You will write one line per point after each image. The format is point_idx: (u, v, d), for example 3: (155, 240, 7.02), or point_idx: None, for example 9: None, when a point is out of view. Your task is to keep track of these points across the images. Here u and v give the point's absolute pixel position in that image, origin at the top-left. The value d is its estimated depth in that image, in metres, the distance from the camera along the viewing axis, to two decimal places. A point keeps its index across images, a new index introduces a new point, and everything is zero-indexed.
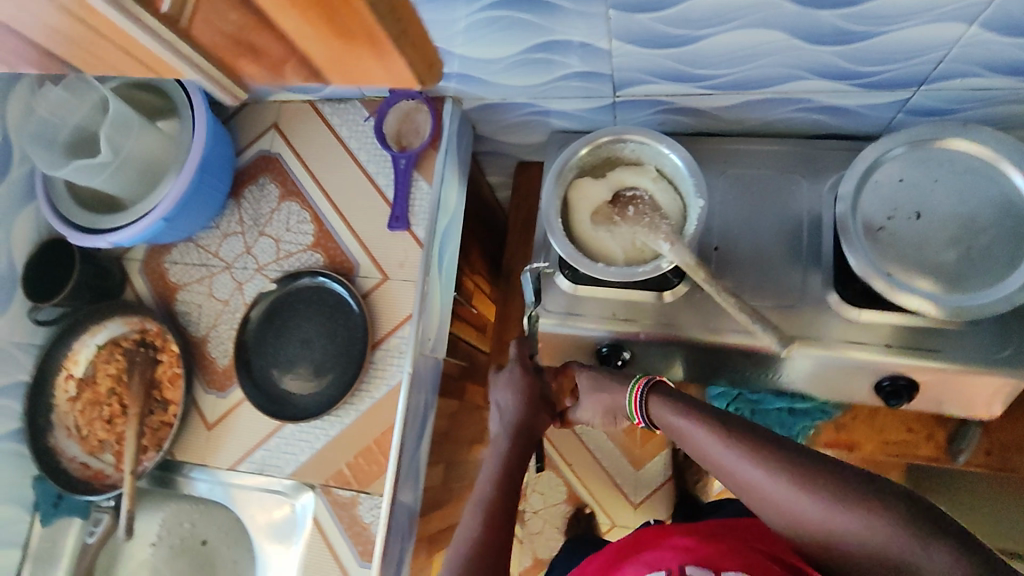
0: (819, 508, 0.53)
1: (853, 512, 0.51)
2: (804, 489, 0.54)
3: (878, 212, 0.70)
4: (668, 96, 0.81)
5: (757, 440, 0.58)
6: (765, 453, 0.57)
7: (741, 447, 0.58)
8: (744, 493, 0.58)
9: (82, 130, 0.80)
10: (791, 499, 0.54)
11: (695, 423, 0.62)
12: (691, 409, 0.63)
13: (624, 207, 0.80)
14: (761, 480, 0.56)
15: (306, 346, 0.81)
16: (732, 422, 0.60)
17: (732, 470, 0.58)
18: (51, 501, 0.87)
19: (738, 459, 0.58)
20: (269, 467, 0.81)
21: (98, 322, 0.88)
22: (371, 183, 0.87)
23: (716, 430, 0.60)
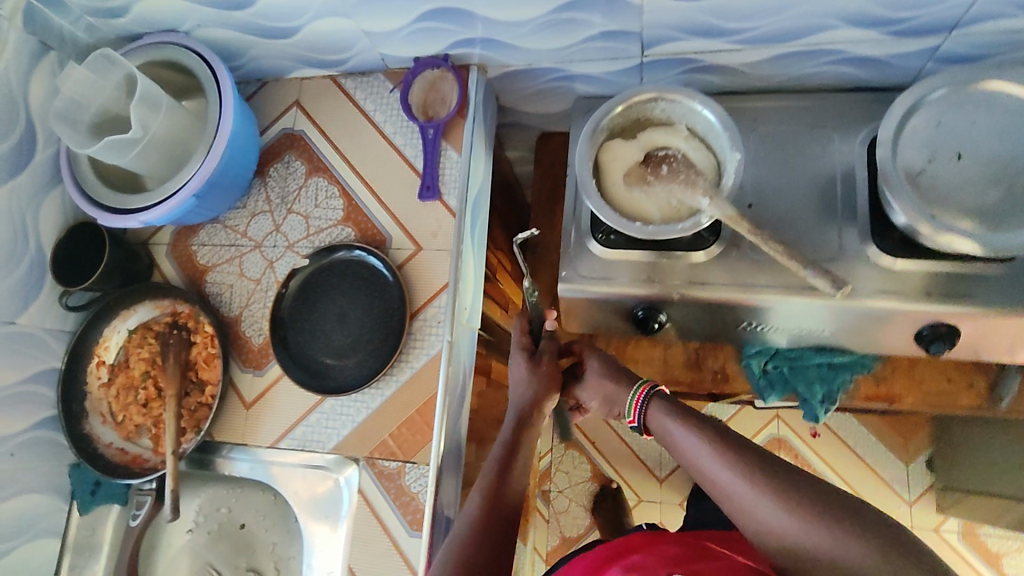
0: (805, 529, 0.58)
1: (838, 537, 0.56)
2: (791, 509, 0.59)
3: (918, 156, 0.69)
4: (698, 53, 0.80)
5: (753, 459, 0.63)
6: (759, 472, 0.62)
7: (737, 464, 0.63)
8: (735, 510, 0.63)
9: (106, 110, 0.79)
10: (779, 519, 0.59)
11: (695, 437, 0.67)
12: (694, 424, 0.68)
13: (657, 166, 0.79)
14: (754, 497, 0.61)
15: (342, 319, 0.81)
16: (732, 441, 0.65)
17: (727, 485, 0.63)
18: (89, 489, 0.86)
19: (734, 475, 0.63)
20: (311, 443, 0.80)
21: (130, 306, 0.87)
22: (399, 155, 0.86)
23: (716, 446, 0.65)
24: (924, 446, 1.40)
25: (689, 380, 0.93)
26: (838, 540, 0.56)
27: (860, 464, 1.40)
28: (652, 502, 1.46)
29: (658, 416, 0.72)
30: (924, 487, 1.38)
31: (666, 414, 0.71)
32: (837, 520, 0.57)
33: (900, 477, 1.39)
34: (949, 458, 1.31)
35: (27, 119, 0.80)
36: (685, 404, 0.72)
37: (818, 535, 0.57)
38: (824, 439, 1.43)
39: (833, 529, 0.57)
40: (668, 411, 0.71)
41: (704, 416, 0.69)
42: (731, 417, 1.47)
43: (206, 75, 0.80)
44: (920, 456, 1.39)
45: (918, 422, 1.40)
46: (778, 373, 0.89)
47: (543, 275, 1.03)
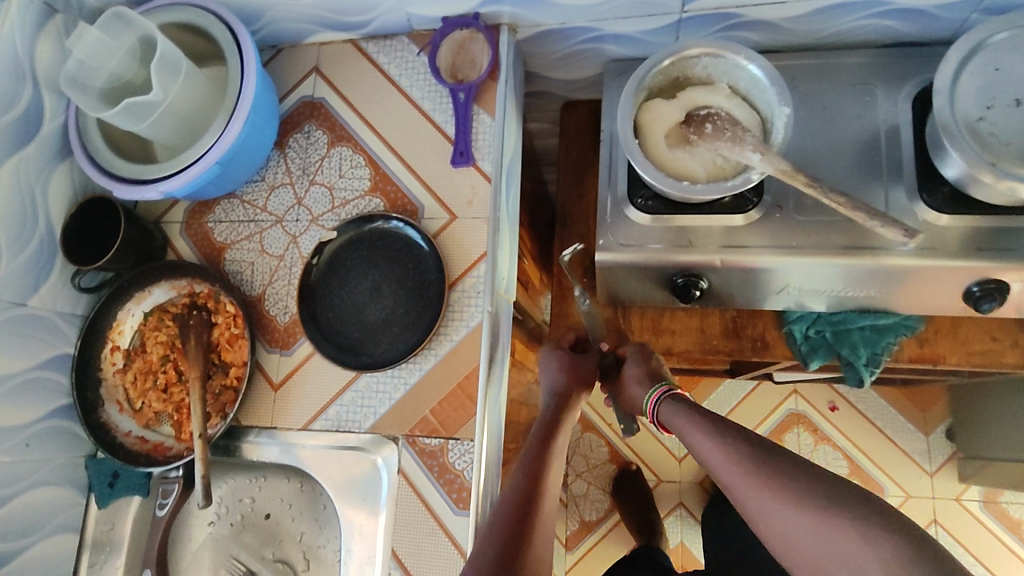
0: (789, 515, 0.57)
1: (827, 525, 0.55)
2: (779, 497, 0.58)
3: (975, 104, 0.67)
4: (739, 7, 0.79)
5: (749, 447, 0.63)
6: (750, 460, 0.62)
7: (731, 455, 0.63)
8: (735, 500, 0.63)
9: (121, 77, 0.75)
10: (764, 502, 0.59)
11: (696, 431, 0.68)
12: (698, 417, 0.70)
13: (700, 125, 0.76)
14: (745, 487, 0.61)
15: (375, 293, 0.77)
16: (729, 431, 0.66)
17: (722, 472, 0.64)
18: (107, 481, 0.82)
19: (726, 465, 0.63)
20: (346, 423, 0.76)
21: (143, 288, 0.82)
22: (428, 121, 0.83)
23: (713, 437, 0.66)
24: (943, 415, 1.38)
25: (727, 349, 0.89)
26: (828, 530, 0.54)
27: (880, 437, 1.39)
28: (672, 483, 1.43)
29: (670, 414, 0.74)
30: (945, 457, 1.36)
31: (675, 411, 0.73)
32: (828, 509, 0.55)
33: (921, 450, 1.37)
34: (970, 426, 1.30)
35: (34, 88, 0.76)
36: (695, 402, 0.73)
37: (807, 526, 0.56)
38: (843, 412, 1.41)
39: (822, 517, 0.55)
40: (677, 407, 0.73)
41: (709, 411, 0.70)
42: (750, 393, 1.45)
43: (228, 38, 0.76)
44: (940, 427, 1.38)
45: (937, 392, 1.39)
46: (821, 338, 0.86)
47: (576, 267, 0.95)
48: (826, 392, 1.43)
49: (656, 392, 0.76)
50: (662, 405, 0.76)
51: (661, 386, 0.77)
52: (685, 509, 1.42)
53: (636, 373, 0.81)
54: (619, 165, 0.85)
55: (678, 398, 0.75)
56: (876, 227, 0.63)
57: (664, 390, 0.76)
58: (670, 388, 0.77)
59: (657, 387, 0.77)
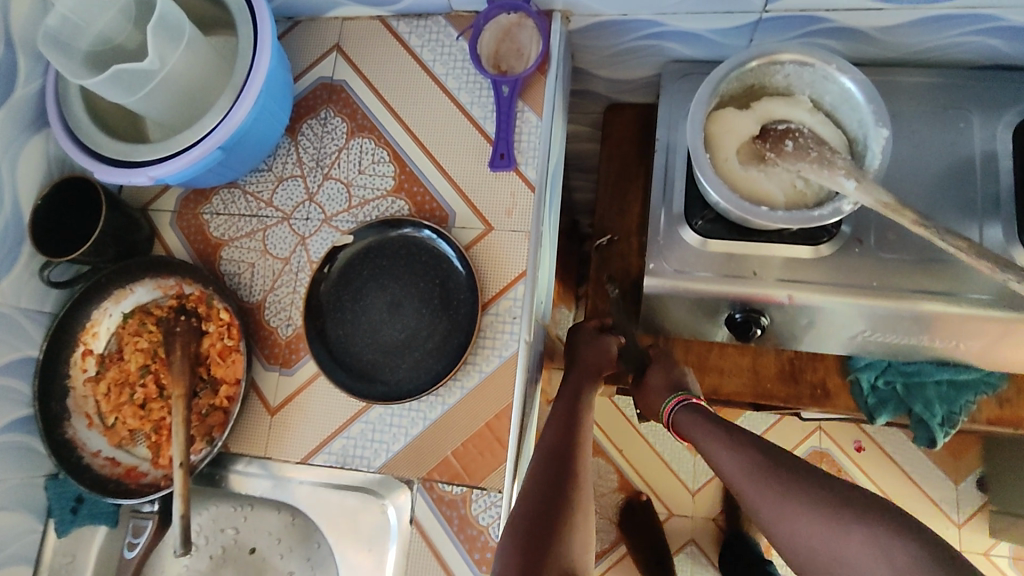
0: (805, 524, 0.56)
1: (841, 534, 0.54)
2: (797, 507, 0.57)
3: None
4: (828, 11, 0.69)
5: (764, 457, 0.62)
6: (764, 469, 0.61)
7: (749, 465, 0.62)
8: (749, 509, 0.62)
9: (110, 40, 0.64)
10: (779, 510, 0.58)
11: (713, 440, 0.66)
12: (710, 425, 0.68)
13: (779, 142, 0.67)
14: (759, 495, 0.60)
15: (394, 309, 0.67)
16: (747, 442, 0.64)
17: (735, 478, 0.63)
18: (68, 507, 0.71)
19: (743, 475, 0.62)
20: (351, 460, 0.66)
21: (124, 286, 0.71)
22: (465, 116, 0.72)
23: (729, 445, 0.65)
24: (975, 464, 1.30)
25: (783, 395, 0.80)
26: (842, 539, 0.54)
27: (907, 482, 1.30)
28: (684, 517, 1.35)
29: (679, 423, 0.72)
30: (975, 508, 1.28)
31: (692, 419, 0.70)
32: (843, 518, 0.55)
33: (950, 499, 1.29)
34: (1005, 478, 1.22)
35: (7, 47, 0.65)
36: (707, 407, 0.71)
37: (824, 536, 0.55)
38: (869, 454, 1.33)
39: (836, 526, 0.54)
40: (695, 418, 0.70)
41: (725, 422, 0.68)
42: (772, 426, 1.36)
43: (240, 4, 0.65)
44: (971, 475, 1.30)
45: (971, 439, 1.31)
46: (891, 390, 0.78)
47: (613, 264, 0.86)
48: (852, 430, 1.34)
49: (672, 402, 0.72)
50: (679, 414, 0.72)
51: (678, 395, 0.73)
52: (696, 547, 1.33)
53: (659, 383, 0.76)
54: (676, 178, 0.75)
55: (695, 407, 0.71)
56: (1011, 281, 0.53)
57: (677, 401, 0.72)
58: (687, 397, 0.72)
59: (672, 398, 0.73)
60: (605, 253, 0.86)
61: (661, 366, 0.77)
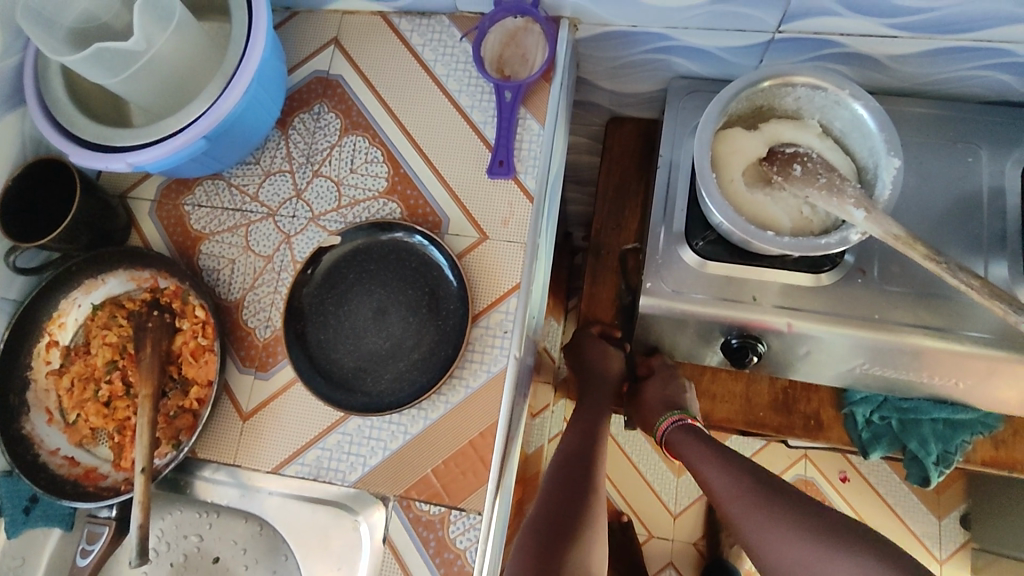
0: (788, 546, 0.60)
1: (826, 558, 0.57)
2: (780, 528, 0.61)
3: None
4: (843, 36, 0.68)
5: (757, 482, 0.66)
6: (755, 494, 0.65)
7: (740, 487, 0.66)
8: (735, 531, 0.66)
9: (95, 17, 0.61)
10: (764, 532, 0.62)
11: (707, 461, 0.70)
12: (707, 448, 0.72)
13: (787, 166, 0.65)
14: (748, 517, 0.64)
15: (380, 316, 0.64)
16: (739, 466, 0.68)
17: (726, 500, 0.67)
18: (21, 507, 0.66)
19: (731, 493, 0.66)
20: (325, 474, 0.62)
21: (95, 275, 0.68)
22: (464, 120, 0.70)
23: (722, 467, 0.69)
24: (958, 498, 1.29)
25: (776, 425, 0.78)
26: (827, 563, 0.57)
27: (891, 515, 1.29)
28: (663, 539, 1.33)
29: (677, 441, 0.75)
30: (957, 545, 1.27)
31: (687, 440, 0.74)
32: (829, 544, 0.58)
33: (932, 534, 1.28)
34: (990, 516, 1.21)
35: None
36: (704, 431, 0.74)
37: (805, 557, 0.58)
38: (853, 484, 1.31)
39: (818, 551, 0.58)
40: (692, 438, 0.74)
41: (719, 443, 0.72)
42: (758, 452, 1.34)
43: None
44: (954, 511, 1.28)
45: (955, 474, 1.30)
46: (886, 425, 0.76)
47: (607, 280, 0.84)
48: (837, 460, 1.32)
49: (668, 420, 0.75)
50: (673, 433, 0.75)
51: (675, 414, 0.75)
52: (674, 570, 1.32)
53: (657, 398, 0.77)
54: (677, 197, 0.73)
55: (688, 427, 0.74)
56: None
57: (675, 420, 0.75)
58: (682, 419, 0.75)
59: (671, 415, 0.76)
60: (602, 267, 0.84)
61: (660, 379, 0.78)
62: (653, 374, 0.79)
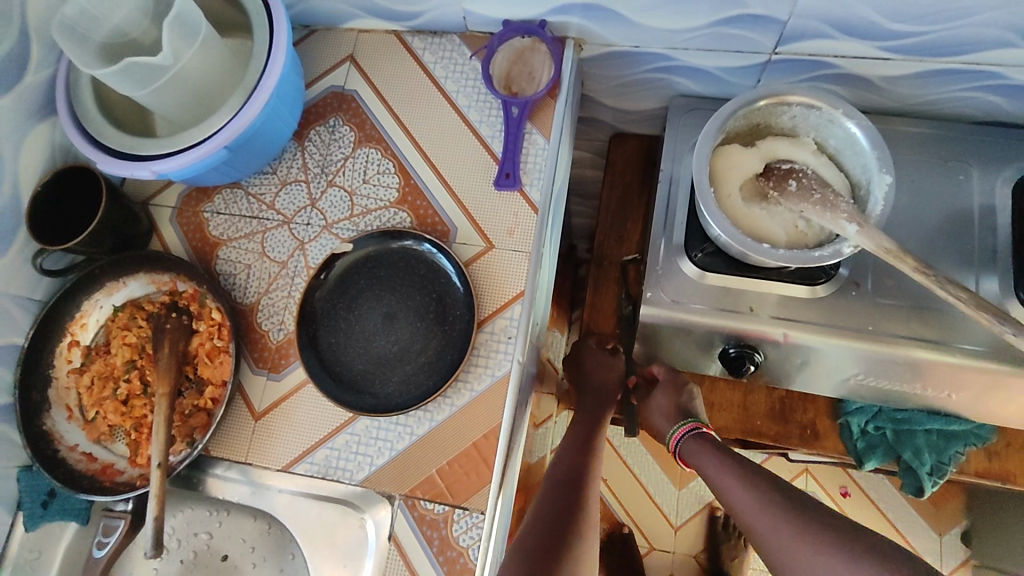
0: (823, 563, 0.58)
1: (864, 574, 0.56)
2: (816, 543, 0.59)
3: None
4: (837, 57, 0.70)
5: (782, 496, 0.65)
6: (783, 508, 0.63)
7: (764, 501, 0.65)
8: (760, 546, 0.64)
9: (125, 33, 0.65)
10: (796, 546, 0.60)
11: (725, 472, 0.69)
12: (726, 459, 0.70)
13: (782, 182, 0.68)
14: (777, 532, 0.62)
15: (390, 321, 0.67)
16: (761, 480, 0.67)
17: (751, 514, 0.65)
18: (39, 500, 0.69)
19: (755, 506, 0.65)
20: (333, 472, 0.65)
21: (117, 278, 0.71)
22: (473, 134, 0.73)
23: (740, 479, 0.67)
24: (958, 514, 1.29)
25: (773, 433, 0.80)
26: None
27: (892, 531, 1.29)
28: (664, 551, 1.34)
29: (693, 451, 0.73)
30: (958, 562, 1.27)
31: (702, 449, 0.73)
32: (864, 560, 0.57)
33: (933, 550, 1.28)
34: (990, 533, 1.21)
35: (20, 33, 0.65)
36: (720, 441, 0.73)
37: (842, 573, 0.57)
38: (853, 499, 1.32)
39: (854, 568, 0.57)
40: (707, 449, 0.73)
41: (737, 455, 0.71)
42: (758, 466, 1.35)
43: (256, 7, 0.66)
44: (955, 527, 1.29)
45: (954, 489, 1.30)
46: (881, 436, 0.78)
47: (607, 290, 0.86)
48: (838, 475, 1.33)
49: (682, 428, 0.75)
50: (686, 443, 0.74)
51: (687, 423, 0.75)
52: None
53: (662, 408, 0.79)
54: (677, 211, 0.75)
55: (704, 437, 0.73)
56: (1007, 333, 0.53)
57: (690, 429, 0.74)
58: (697, 426, 0.74)
59: (684, 423, 0.75)
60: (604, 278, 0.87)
61: (668, 387, 0.79)
62: (658, 383, 0.80)
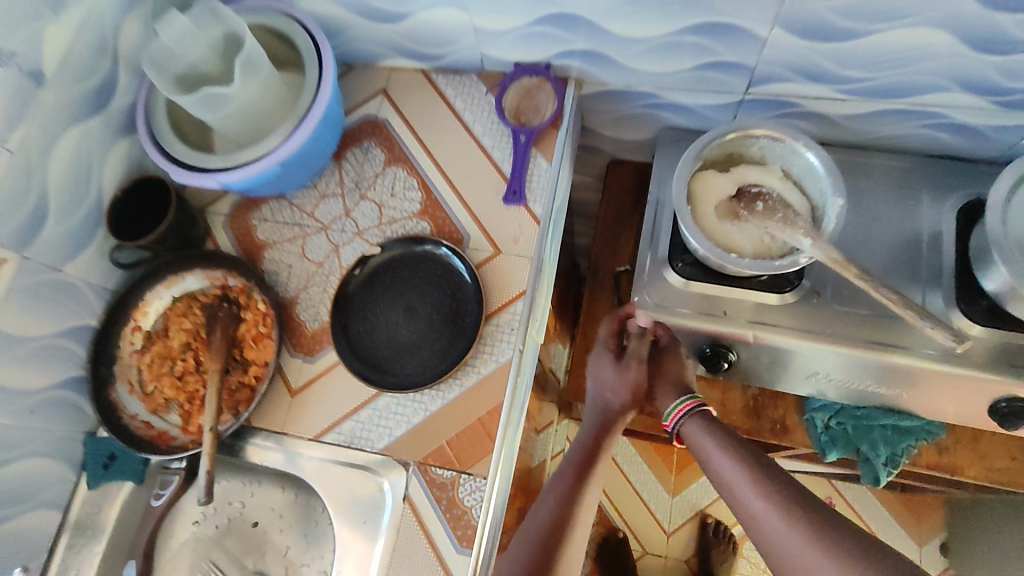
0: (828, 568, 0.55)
1: None
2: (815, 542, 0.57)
3: (1012, 243, 0.68)
4: (800, 98, 0.82)
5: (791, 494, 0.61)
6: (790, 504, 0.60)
7: (807, 533, 0.57)
8: (762, 541, 0.61)
9: (201, 66, 0.78)
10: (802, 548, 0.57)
11: (723, 454, 0.67)
12: (727, 443, 0.68)
13: (751, 203, 0.79)
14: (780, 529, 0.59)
15: (410, 314, 0.78)
16: (767, 472, 0.63)
17: (752, 505, 0.62)
18: (101, 462, 0.80)
19: (766, 504, 0.61)
20: (358, 441, 0.75)
21: (177, 273, 0.82)
22: (486, 156, 0.85)
23: (747, 471, 0.64)
24: (937, 527, 1.36)
25: (746, 428, 0.90)
26: None
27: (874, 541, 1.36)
28: (657, 556, 1.41)
29: (696, 433, 0.71)
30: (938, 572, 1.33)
31: (704, 434, 0.71)
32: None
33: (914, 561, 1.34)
34: (967, 543, 1.28)
35: (114, 64, 0.78)
36: (724, 426, 0.71)
37: None
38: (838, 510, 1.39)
39: None
40: (707, 429, 0.71)
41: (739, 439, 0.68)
42: None
43: (309, 48, 0.79)
44: (935, 539, 1.36)
45: (934, 504, 1.38)
46: (842, 430, 0.87)
47: (601, 297, 0.97)
48: (824, 486, 1.40)
49: (685, 405, 0.73)
50: (687, 421, 0.73)
51: (689, 399, 0.74)
52: None
53: (673, 378, 0.80)
54: (661, 228, 0.86)
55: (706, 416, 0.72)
56: (927, 326, 0.67)
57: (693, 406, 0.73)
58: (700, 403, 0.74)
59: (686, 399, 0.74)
60: (598, 286, 0.98)
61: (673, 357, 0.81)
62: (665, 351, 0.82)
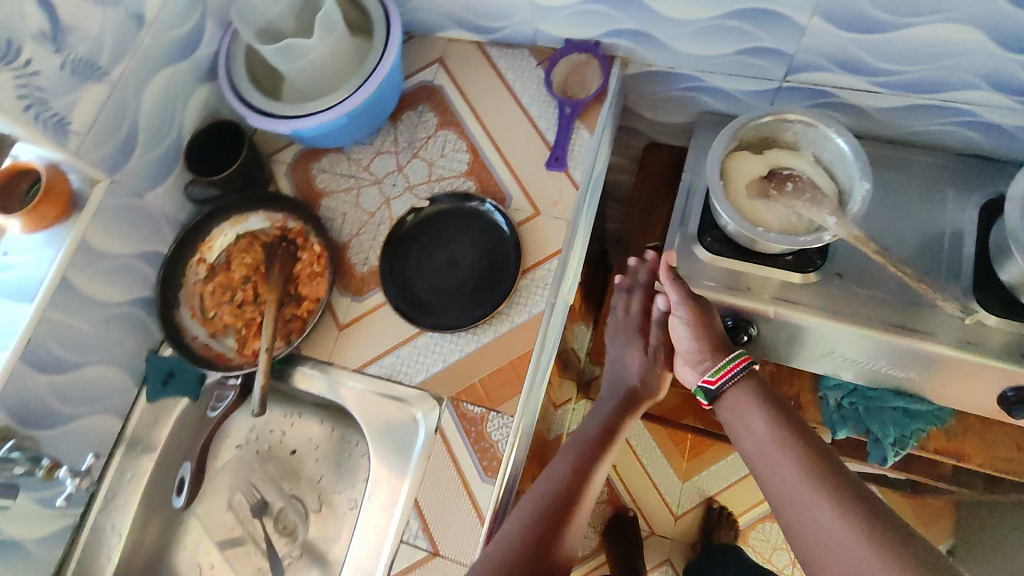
0: (843, 536, 0.57)
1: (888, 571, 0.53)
2: (831, 511, 0.59)
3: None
4: (836, 88, 0.86)
5: (817, 465, 0.63)
6: (814, 473, 0.62)
7: (825, 500, 0.60)
8: (781, 503, 0.64)
9: (281, 22, 0.85)
10: (820, 515, 0.60)
11: (760, 420, 0.69)
12: (766, 411, 0.70)
13: (782, 183, 0.82)
14: (799, 494, 0.62)
15: (452, 265, 0.84)
16: (798, 442, 0.66)
17: (779, 468, 0.65)
18: (162, 377, 0.87)
19: (790, 468, 0.64)
20: (398, 374, 0.81)
21: (242, 211, 0.89)
22: (532, 125, 0.90)
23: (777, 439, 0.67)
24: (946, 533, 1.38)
25: None
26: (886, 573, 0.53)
27: None
28: (663, 536, 1.45)
29: (737, 397, 0.73)
30: None
31: (745, 399, 0.72)
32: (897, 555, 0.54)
33: None
34: (973, 548, 1.30)
35: (202, 16, 0.85)
36: (768, 393, 0.72)
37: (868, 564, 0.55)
38: None
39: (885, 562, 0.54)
40: (749, 393, 0.73)
41: (780, 408, 0.70)
42: None
43: (379, 14, 0.85)
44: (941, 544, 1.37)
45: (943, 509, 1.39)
46: (853, 409, 0.93)
47: None
48: None
49: (739, 364, 0.74)
50: (739, 380, 0.74)
51: (740, 358, 0.74)
52: (670, 566, 1.43)
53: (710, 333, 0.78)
54: (693, 204, 0.90)
55: (752, 377, 0.74)
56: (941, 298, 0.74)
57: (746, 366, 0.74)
58: (750, 361, 0.74)
59: (739, 357, 0.74)
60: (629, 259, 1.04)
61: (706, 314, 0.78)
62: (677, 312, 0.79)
